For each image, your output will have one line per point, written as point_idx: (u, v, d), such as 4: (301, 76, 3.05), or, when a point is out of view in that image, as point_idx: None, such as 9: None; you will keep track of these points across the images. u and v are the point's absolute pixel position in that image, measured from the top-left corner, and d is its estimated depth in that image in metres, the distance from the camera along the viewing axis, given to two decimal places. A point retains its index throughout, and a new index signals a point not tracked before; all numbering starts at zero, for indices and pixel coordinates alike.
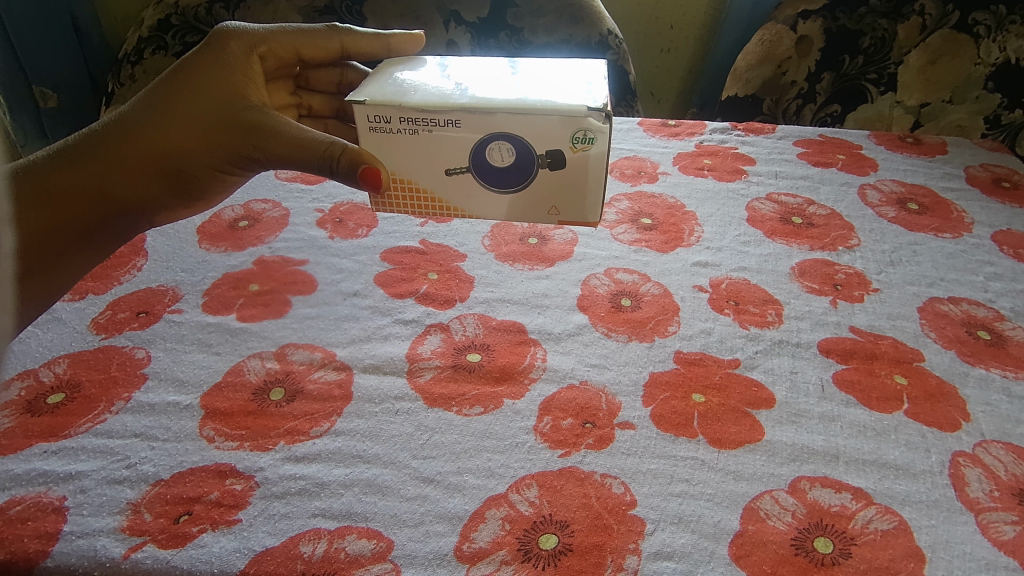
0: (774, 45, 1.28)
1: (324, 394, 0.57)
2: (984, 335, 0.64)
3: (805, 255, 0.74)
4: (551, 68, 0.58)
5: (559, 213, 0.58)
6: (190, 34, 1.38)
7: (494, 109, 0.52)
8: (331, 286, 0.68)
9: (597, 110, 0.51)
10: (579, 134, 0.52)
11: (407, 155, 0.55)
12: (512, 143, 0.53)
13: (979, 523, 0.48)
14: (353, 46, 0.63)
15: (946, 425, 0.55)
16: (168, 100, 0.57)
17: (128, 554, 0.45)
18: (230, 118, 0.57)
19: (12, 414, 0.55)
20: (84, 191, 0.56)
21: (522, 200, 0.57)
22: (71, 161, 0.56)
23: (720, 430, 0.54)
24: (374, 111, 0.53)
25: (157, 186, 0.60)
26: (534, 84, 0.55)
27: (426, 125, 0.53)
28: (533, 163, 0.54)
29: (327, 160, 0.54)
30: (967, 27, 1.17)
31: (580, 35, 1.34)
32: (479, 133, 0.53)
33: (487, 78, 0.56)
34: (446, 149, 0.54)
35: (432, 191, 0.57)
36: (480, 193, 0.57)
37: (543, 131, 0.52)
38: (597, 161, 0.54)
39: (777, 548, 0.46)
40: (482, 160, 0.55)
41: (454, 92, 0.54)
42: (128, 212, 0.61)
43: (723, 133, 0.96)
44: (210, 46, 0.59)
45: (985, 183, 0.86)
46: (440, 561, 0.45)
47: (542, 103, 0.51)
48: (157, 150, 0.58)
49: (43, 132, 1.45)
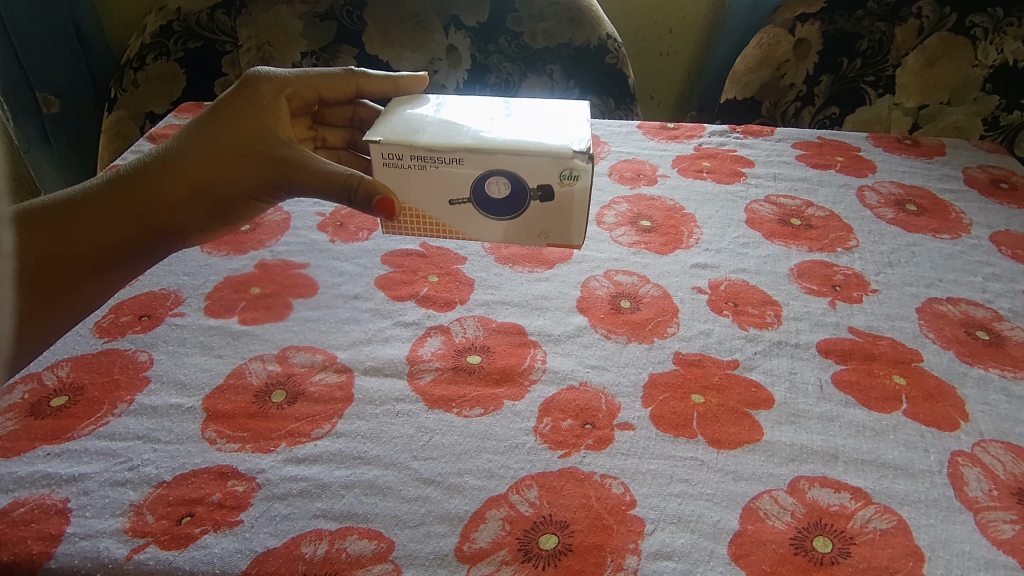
0: (772, 48, 1.30)
1: (325, 395, 0.57)
2: (982, 335, 0.64)
3: (804, 257, 0.74)
4: (543, 111, 0.61)
5: (547, 236, 0.59)
6: (191, 40, 1.39)
7: (492, 149, 0.54)
8: (332, 290, 0.69)
9: (581, 152, 0.54)
10: (565, 172, 0.55)
11: (411, 189, 0.57)
12: (510, 178, 0.56)
13: (978, 522, 0.48)
14: (368, 88, 0.65)
15: (945, 425, 0.55)
16: (200, 136, 0.58)
17: (131, 555, 0.46)
18: (259, 152, 0.58)
19: (16, 417, 0.55)
20: (111, 224, 0.56)
21: (517, 227, 0.59)
22: (102, 194, 0.57)
23: (719, 431, 0.54)
24: (387, 150, 0.55)
25: (188, 222, 0.59)
26: (526, 125, 0.58)
27: (433, 162, 0.55)
28: (525, 196, 0.57)
29: (347, 189, 0.56)
30: (964, 30, 1.17)
31: (579, 39, 1.35)
32: (480, 170, 0.55)
33: (485, 119, 0.58)
34: (449, 184, 0.57)
35: (435, 219, 0.59)
36: (480, 222, 0.59)
37: (535, 169, 0.55)
38: (582, 196, 0.56)
39: (776, 547, 0.46)
40: (482, 193, 0.57)
41: (458, 133, 0.56)
42: (158, 250, 0.60)
43: (722, 135, 0.96)
44: (243, 87, 0.59)
45: (983, 184, 0.87)
46: (441, 562, 0.45)
47: (533, 145, 0.54)
48: (188, 184, 0.58)
49: (46, 138, 1.46)
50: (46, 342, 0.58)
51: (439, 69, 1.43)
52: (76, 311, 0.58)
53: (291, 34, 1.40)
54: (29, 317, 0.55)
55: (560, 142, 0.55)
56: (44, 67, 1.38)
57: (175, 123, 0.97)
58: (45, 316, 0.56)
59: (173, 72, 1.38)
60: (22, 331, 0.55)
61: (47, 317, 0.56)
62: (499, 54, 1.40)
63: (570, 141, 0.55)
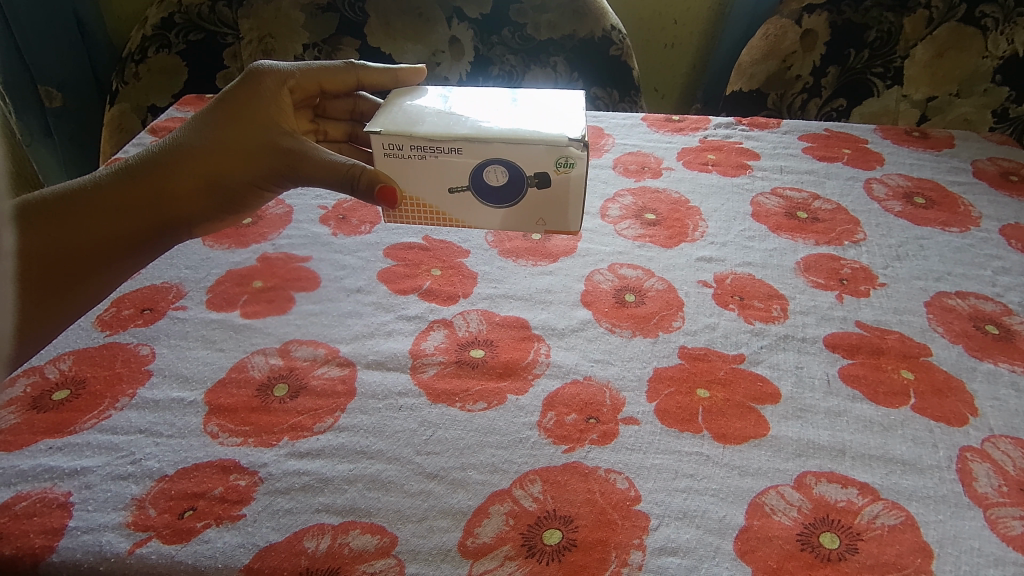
0: (778, 40, 1.27)
1: (327, 390, 0.57)
2: (991, 330, 0.64)
3: (811, 250, 0.73)
4: (540, 100, 0.60)
5: (545, 223, 0.59)
6: (193, 33, 1.38)
7: (488, 139, 0.54)
8: (334, 283, 0.68)
9: (577, 140, 0.53)
10: (560, 160, 0.55)
11: (410, 179, 0.57)
12: (506, 167, 0.55)
13: (987, 518, 0.47)
14: (368, 81, 0.65)
15: (954, 420, 0.54)
16: (206, 127, 0.57)
17: (133, 549, 0.46)
18: (266, 142, 0.57)
19: (18, 410, 0.55)
20: (115, 217, 0.54)
21: (514, 215, 0.58)
22: (105, 186, 0.55)
23: (725, 425, 0.53)
24: (387, 141, 0.55)
25: (192, 214, 0.58)
26: (525, 114, 0.57)
27: (432, 153, 0.55)
28: (522, 183, 0.56)
29: (350, 178, 0.55)
30: (973, 20, 1.16)
31: (582, 31, 1.34)
32: (478, 159, 0.55)
33: (483, 108, 0.58)
34: (447, 173, 0.57)
35: (435, 208, 0.59)
36: (480, 211, 0.59)
37: (531, 159, 0.55)
38: (578, 183, 0.56)
39: (782, 543, 0.45)
40: (480, 181, 0.57)
41: (456, 122, 0.56)
42: (161, 245, 0.59)
43: (727, 128, 0.95)
44: (245, 80, 0.59)
45: (992, 177, 0.86)
46: (444, 556, 0.45)
47: (529, 133, 0.54)
48: (192, 176, 0.57)
49: (48, 131, 1.46)
50: (43, 342, 0.56)
51: (442, 61, 1.42)
52: (72, 311, 0.55)
53: (293, 26, 1.40)
54: (26, 318, 0.53)
55: (555, 130, 0.55)
56: (46, 60, 1.38)
57: (176, 116, 0.97)
58: (41, 317, 0.53)
59: (175, 65, 1.38)
60: (19, 333, 0.53)
61: (44, 316, 0.53)
62: (502, 46, 1.39)
63: (565, 128, 0.55)
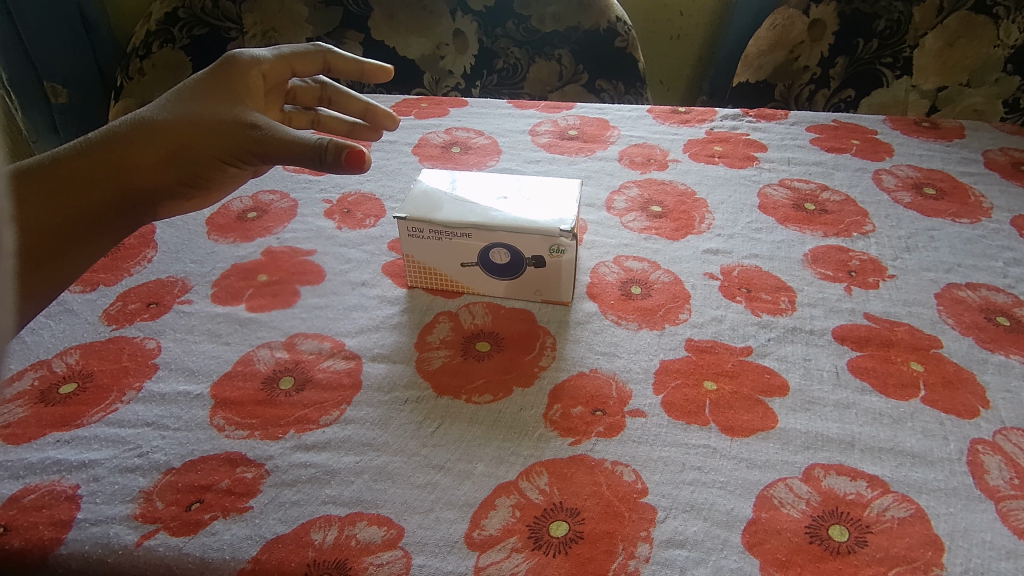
0: (786, 30, 1.26)
1: (333, 382, 0.57)
2: (1003, 321, 0.63)
3: (819, 242, 0.72)
4: (542, 186, 0.64)
5: (543, 294, 0.64)
6: (197, 27, 1.37)
7: (494, 227, 0.59)
8: (339, 276, 0.68)
9: (567, 232, 0.58)
10: (553, 247, 0.60)
11: (429, 253, 0.63)
12: (509, 250, 0.61)
13: (999, 511, 0.47)
14: (335, 63, 0.70)
15: (964, 412, 0.54)
16: (179, 104, 0.56)
17: (141, 542, 0.46)
18: (234, 117, 0.56)
19: (26, 403, 0.55)
20: (93, 187, 0.52)
21: (516, 286, 0.64)
22: (75, 154, 0.52)
23: (733, 418, 0.53)
24: (412, 225, 0.61)
25: (162, 189, 0.56)
26: (528, 204, 0.61)
27: (448, 236, 0.61)
28: (521, 264, 0.62)
29: (318, 151, 0.52)
30: (985, 8, 1.13)
31: (588, 22, 1.33)
32: (485, 243, 0.61)
33: (489, 193, 0.64)
34: (459, 251, 0.62)
35: (447, 277, 0.65)
36: (488, 284, 0.64)
37: (527, 243, 0.60)
38: (569, 266, 0.61)
39: (791, 536, 0.45)
40: (489, 260, 0.63)
41: (470, 208, 0.62)
42: (136, 216, 0.56)
43: (734, 119, 0.94)
44: (220, 67, 0.61)
45: (1004, 167, 0.84)
46: (451, 548, 0.45)
47: (525, 222, 0.59)
48: (161, 148, 0.54)
49: (54, 128, 1.46)
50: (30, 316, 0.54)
51: (445, 54, 1.42)
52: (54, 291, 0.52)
53: (297, 20, 1.40)
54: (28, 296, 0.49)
55: (551, 218, 0.59)
56: (51, 55, 1.38)
57: None
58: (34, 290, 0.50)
59: (179, 60, 1.38)
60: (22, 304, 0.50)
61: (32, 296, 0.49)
62: (506, 38, 1.39)
63: (558, 218, 0.60)
